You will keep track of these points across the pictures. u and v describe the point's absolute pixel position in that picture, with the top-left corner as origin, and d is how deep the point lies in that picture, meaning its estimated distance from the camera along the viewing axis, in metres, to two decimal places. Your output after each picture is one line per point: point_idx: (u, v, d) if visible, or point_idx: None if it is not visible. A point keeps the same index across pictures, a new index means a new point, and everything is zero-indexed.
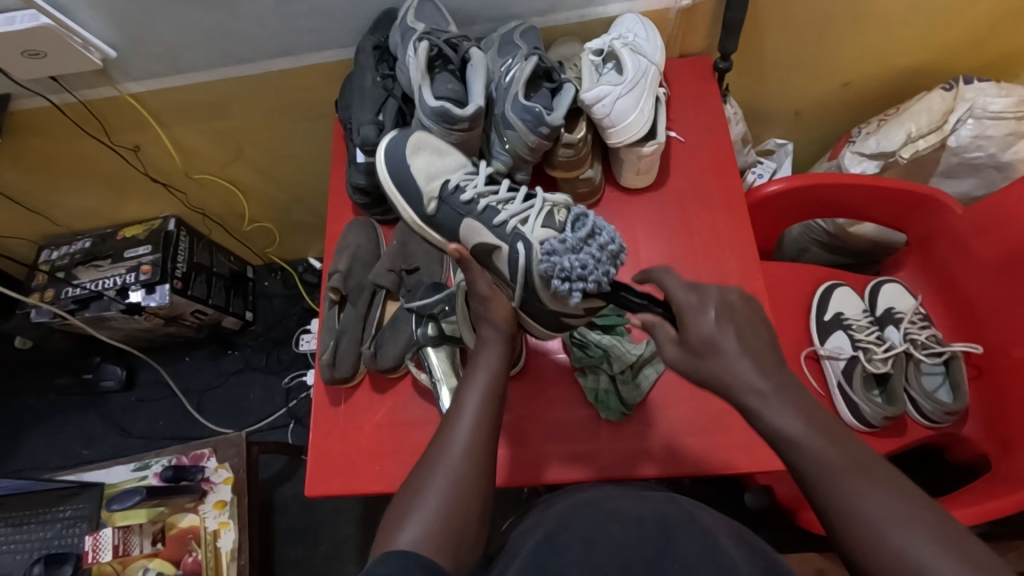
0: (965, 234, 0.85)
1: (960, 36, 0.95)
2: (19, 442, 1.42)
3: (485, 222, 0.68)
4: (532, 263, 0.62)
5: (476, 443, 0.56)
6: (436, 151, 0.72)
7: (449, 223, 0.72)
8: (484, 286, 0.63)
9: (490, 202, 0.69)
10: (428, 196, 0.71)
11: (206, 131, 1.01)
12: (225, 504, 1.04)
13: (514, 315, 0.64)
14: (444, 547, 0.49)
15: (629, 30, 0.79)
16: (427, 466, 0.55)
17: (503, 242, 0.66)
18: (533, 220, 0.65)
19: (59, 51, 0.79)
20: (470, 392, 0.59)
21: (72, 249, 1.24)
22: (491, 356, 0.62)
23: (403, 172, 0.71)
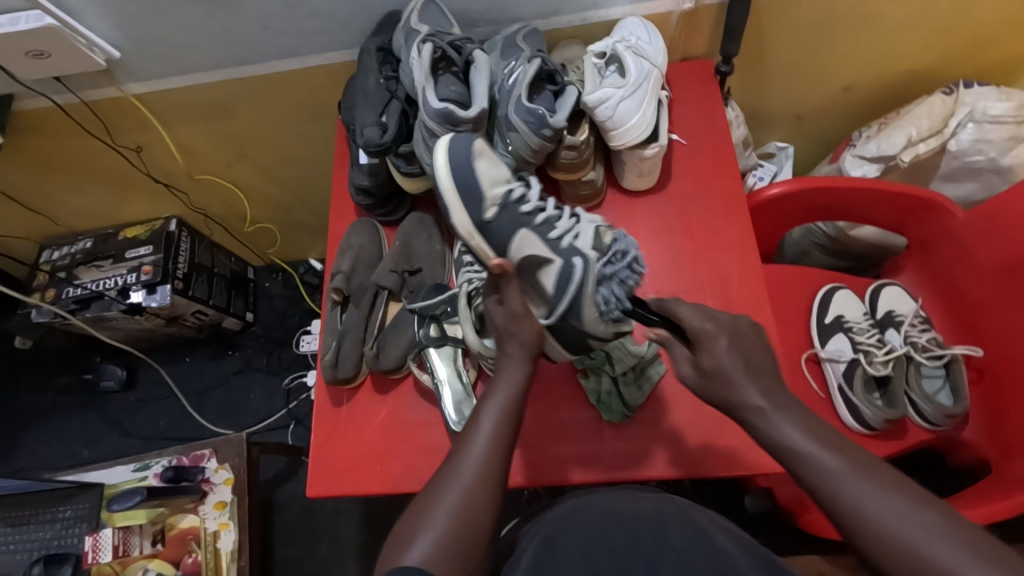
0: (965, 238, 0.85)
1: (961, 40, 0.96)
2: (19, 442, 1.42)
3: (541, 235, 0.64)
4: (586, 276, 0.60)
5: (491, 463, 0.56)
6: (494, 160, 0.67)
7: (501, 234, 0.65)
8: (519, 303, 0.61)
9: (545, 217, 0.65)
10: (487, 203, 0.64)
11: (209, 132, 1.02)
12: (225, 504, 1.04)
13: (541, 335, 0.63)
14: (452, 562, 0.51)
15: (631, 33, 0.79)
16: (440, 480, 0.56)
17: (557, 257, 0.62)
18: (586, 238, 0.64)
19: (63, 52, 0.79)
20: (488, 410, 0.59)
21: (73, 249, 1.24)
22: (513, 376, 0.61)
23: (468, 178, 0.64)
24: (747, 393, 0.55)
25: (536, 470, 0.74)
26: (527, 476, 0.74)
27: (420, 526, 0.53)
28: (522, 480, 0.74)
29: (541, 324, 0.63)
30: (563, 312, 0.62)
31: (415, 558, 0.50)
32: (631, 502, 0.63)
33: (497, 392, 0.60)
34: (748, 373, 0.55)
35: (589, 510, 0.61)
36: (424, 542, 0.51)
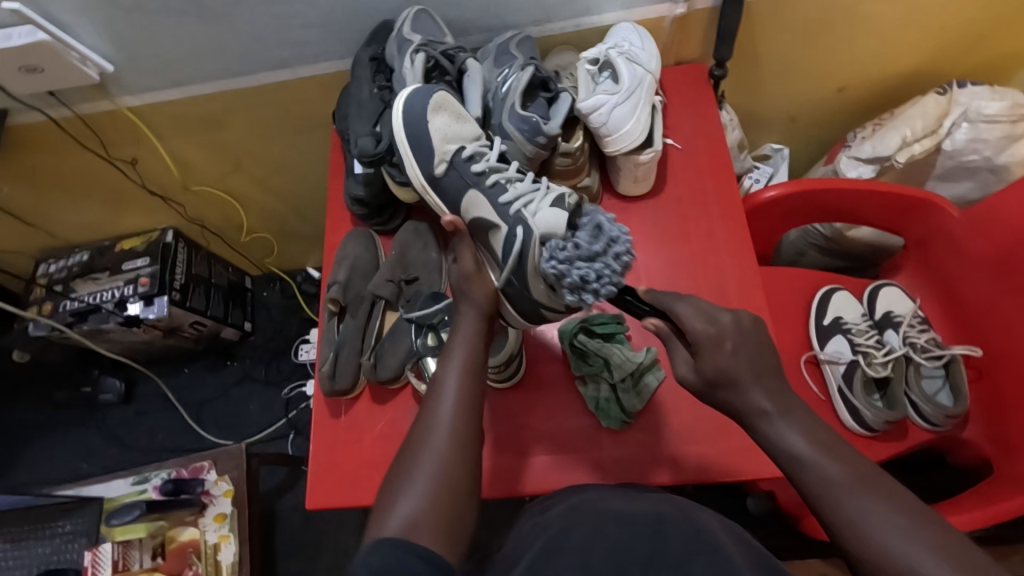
0: (962, 237, 0.85)
1: (955, 39, 0.96)
2: (18, 456, 1.41)
3: (492, 198, 0.68)
4: (529, 246, 0.62)
5: (459, 423, 0.56)
6: (457, 115, 0.71)
7: (454, 189, 0.71)
8: (472, 263, 0.64)
9: (499, 179, 0.69)
10: (438, 158, 0.70)
11: (204, 143, 1.02)
12: (225, 517, 1.04)
13: (496, 296, 0.65)
14: (438, 535, 0.50)
15: (624, 38, 0.79)
16: (414, 448, 0.56)
17: (503, 223, 0.66)
18: (537, 204, 0.65)
19: (56, 67, 0.79)
20: (448, 371, 0.59)
21: (70, 262, 1.24)
22: (469, 336, 0.62)
23: (421, 133, 0.69)
24: (748, 397, 0.56)
25: (535, 478, 0.74)
26: (526, 485, 0.74)
27: (399, 494, 0.53)
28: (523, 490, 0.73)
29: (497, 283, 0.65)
30: (509, 278, 0.64)
31: (396, 528, 0.50)
32: (631, 499, 0.61)
33: (455, 352, 0.61)
34: (745, 374, 0.56)
35: (588, 508, 0.60)
36: (404, 511, 0.51)
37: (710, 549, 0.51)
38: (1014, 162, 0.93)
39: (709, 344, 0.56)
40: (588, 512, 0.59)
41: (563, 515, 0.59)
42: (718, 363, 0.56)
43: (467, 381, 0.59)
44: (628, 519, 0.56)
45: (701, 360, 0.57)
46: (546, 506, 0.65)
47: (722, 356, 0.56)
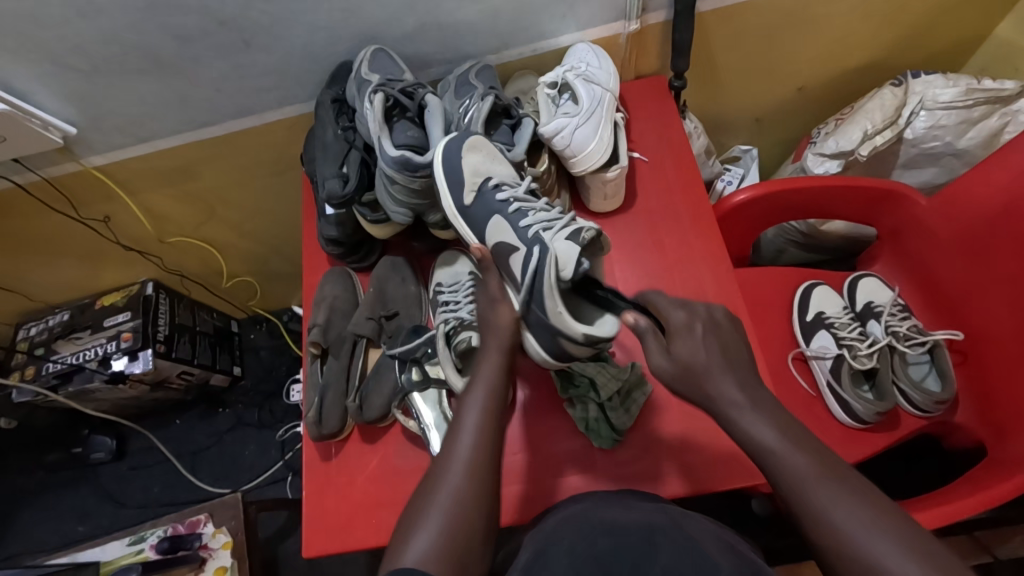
0: (932, 224, 0.87)
1: (905, 31, 0.98)
2: (12, 524, 1.38)
3: (514, 222, 0.66)
4: (542, 263, 0.59)
5: (479, 460, 0.57)
6: (490, 155, 0.70)
7: (482, 219, 0.69)
8: (497, 287, 0.65)
9: (521, 206, 0.67)
10: (468, 187, 0.68)
11: (175, 195, 1.01)
12: (225, 569, 1.01)
13: (516, 327, 0.63)
14: (450, 565, 0.50)
15: (581, 59, 0.80)
16: (431, 484, 0.57)
17: (522, 246, 0.63)
18: (557, 230, 0.63)
19: (18, 135, 0.79)
20: (469, 408, 0.60)
21: (50, 323, 1.23)
22: (492, 375, 0.62)
23: (452, 163, 0.68)
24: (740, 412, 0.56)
25: (533, 502, 0.73)
26: (527, 512, 0.73)
27: (417, 524, 0.53)
28: (528, 515, 0.72)
29: (517, 311, 0.63)
30: (527, 301, 0.61)
31: (412, 560, 0.50)
32: (620, 506, 0.60)
33: (476, 394, 0.61)
34: (719, 368, 0.58)
35: (579, 517, 0.58)
36: (420, 542, 0.52)
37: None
38: (975, 144, 0.96)
39: (683, 331, 0.59)
40: (578, 524, 0.57)
41: (553, 528, 0.58)
42: (684, 351, 0.59)
43: (489, 422, 0.59)
44: (619, 529, 0.55)
45: (673, 347, 0.59)
46: (554, 512, 0.63)
47: (693, 344, 0.59)
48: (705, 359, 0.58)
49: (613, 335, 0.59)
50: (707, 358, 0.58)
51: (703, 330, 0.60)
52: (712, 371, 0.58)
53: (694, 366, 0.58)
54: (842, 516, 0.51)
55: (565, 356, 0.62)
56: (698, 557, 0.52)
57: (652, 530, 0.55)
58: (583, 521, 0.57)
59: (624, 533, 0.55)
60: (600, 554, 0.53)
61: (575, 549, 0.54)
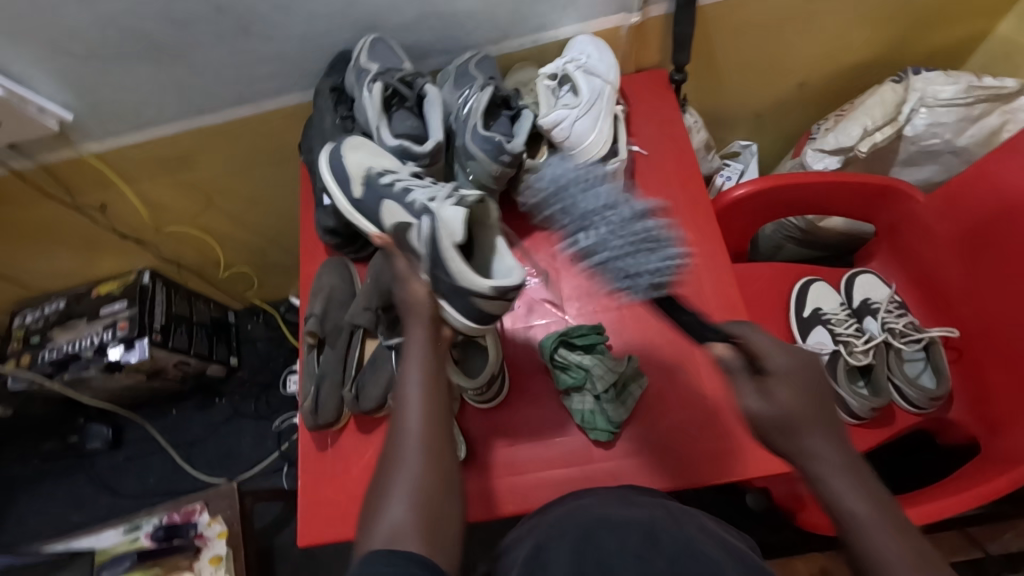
0: (929, 220, 0.87)
1: (907, 28, 0.98)
2: (7, 512, 1.38)
3: (399, 202, 0.65)
4: (436, 231, 0.57)
5: (427, 436, 0.54)
6: (372, 151, 0.72)
7: (372, 208, 0.69)
8: (406, 264, 0.60)
9: (406, 185, 0.67)
10: (354, 180, 0.70)
11: (173, 184, 1.01)
12: (220, 558, 1.01)
13: (432, 301, 0.59)
14: (423, 539, 0.49)
15: (581, 51, 0.80)
16: (386, 473, 0.53)
17: (411, 221, 0.62)
18: (441, 199, 0.62)
19: (14, 121, 0.78)
20: (410, 388, 0.56)
21: (46, 311, 1.22)
22: (422, 349, 0.58)
23: (338, 164, 0.71)
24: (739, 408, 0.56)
25: (528, 494, 0.73)
26: (522, 504, 0.73)
27: (381, 505, 0.51)
28: (523, 507, 0.73)
29: (429, 285, 0.59)
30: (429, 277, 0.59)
31: (381, 539, 0.49)
32: (619, 503, 0.60)
33: (410, 372, 0.57)
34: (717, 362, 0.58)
35: (579, 512, 0.58)
36: (387, 520, 0.50)
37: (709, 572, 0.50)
38: (974, 142, 0.96)
39: (785, 377, 0.51)
40: (579, 519, 0.57)
41: (552, 523, 0.58)
42: (783, 387, 0.51)
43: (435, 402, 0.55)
44: (619, 526, 0.55)
45: (771, 391, 0.51)
46: (551, 510, 0.63)
47: (797, 392, 0.51)
48: (797, 403, 0.50)
49: (520, 281, 0.58)
50: (802, 399, 0.51)
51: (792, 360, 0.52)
52: (808, 416, 0.50)
53: (790, 410, 0.50)
54: (871, 528, 0.48)
55: (480, 318, 0.59)
56: (692, 550, 0.52)
57: (654, 528, 0.55)
58: (581, 519, 0.57)
59: (625, 530, 0.55)
60: (599, 554, 0.52)
61: (574, 548, 0.53)
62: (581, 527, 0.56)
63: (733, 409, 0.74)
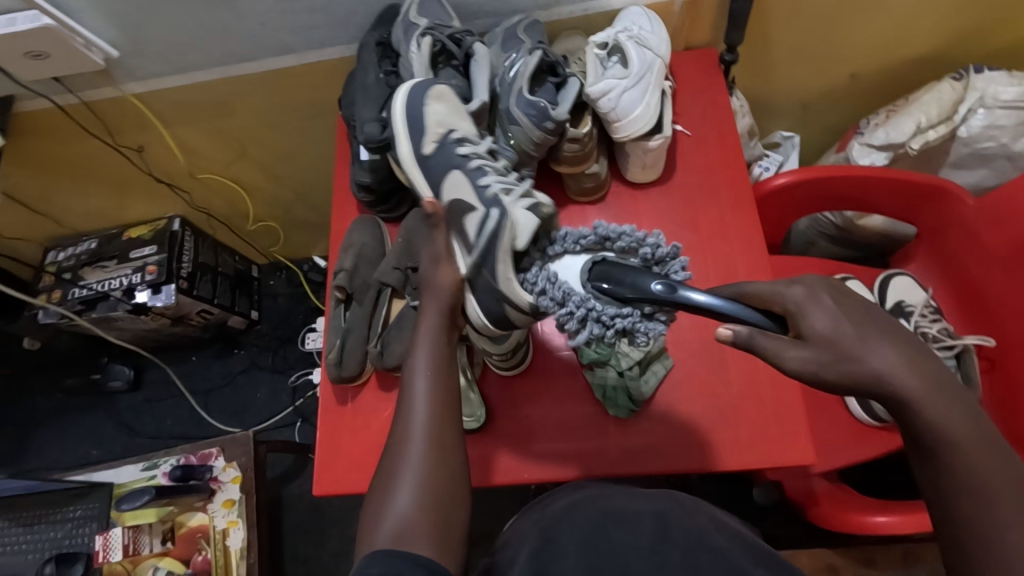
0: (975, 226, 0.84)
1: (973, 23, 0.94)
2: (29, 442, 1.42)
3: (473, 179, 0.65)
4: (503, 227, 0.58)
5: (433, 426, 0.54)
6: (454, 108, 0.70)
7: (437, 170, 0.68)
8: (443, 244, 0.60)
9: (483, 164, 0.67)
10: (428, 137, 0.68)
11: (209, 131, 1.01)
12: (233, 502, 1.04)
13: (459, 288, 0.59)
14: (431, 541, 0.49)
15: (634, 22, 0.78)
16: (391, 464, 0.54)
17: (479, 205, 0.62)
18: (516, 196, 0.62)
19: (62, 53, 0.79)
20: (417, 377, 0.57)
21: (78, 250, 1.24)
22: (434, 334, 0.59)
23: (416, 113, 0.68)
24: None
25: (540, 465, 0.74)
26: (534, 473, 0.74)
27: (389, 500, 0.52)
28: (536, 475, 0.73)
29: (461, 273, 0.59)
30: (477, 264, 0.58)
31: (387, 541, 0.49)
32: (631, 494, 0.59)
33: (418, 363, 0.57)
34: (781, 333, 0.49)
35: (590, 503, 0.58)
36: (394, 520, 0.50)
37: (723, 556, 0.49)
38: None
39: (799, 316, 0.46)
40: (591, 509, 0.56)
41: (562, 514, 0.57)
42: (824, 327, 0.45)
43: (441, 390, 0.56)
44: (629, 517, 0.54)
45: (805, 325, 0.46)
46: (558, 496, 0.63)
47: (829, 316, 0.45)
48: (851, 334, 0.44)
49: (559, 310, 0.60)
50: (858, 346, 0.44)
51: (834, 302, 0.46)
52: (876, 358, 0.44)
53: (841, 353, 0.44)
54: (990, 496, 0.42)
55: (505, 323, 0.61)
56: (702, 534, 0.52)
57: (664, 514, 0.55)
58: (590, 512, 0.56)
59: (636, 522, 0.53)
60: (611, 545, 0.51)
61: (585, 541, 0.52)
62: (590, 519, 0.55)
63: (755, 399, 0.73)
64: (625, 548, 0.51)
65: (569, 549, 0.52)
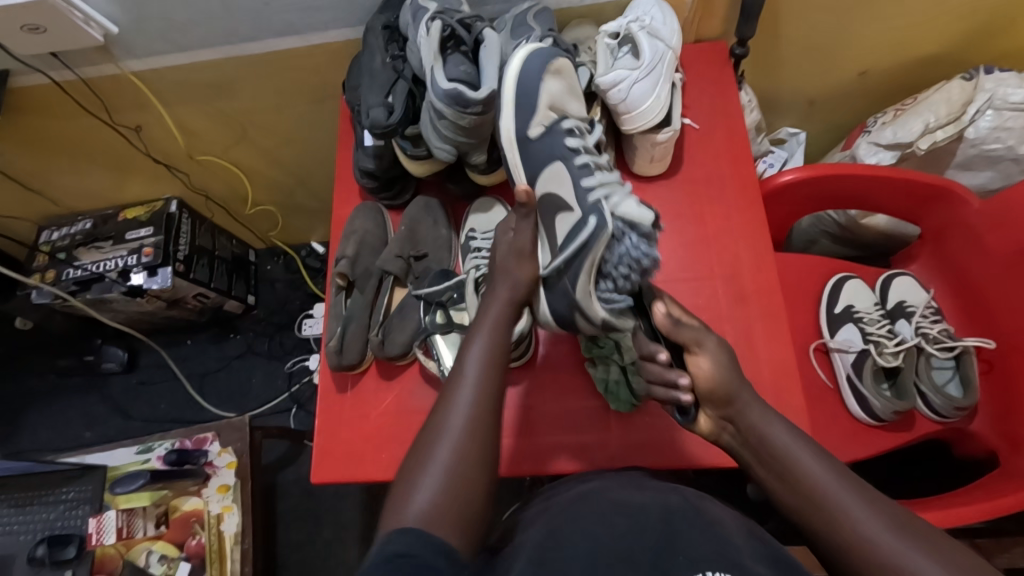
0: (979, 227, 0.84)
1: (985, 24, 0.93)
2: (21, 422, 1.41)
3: (574, 177, 0.63)
4: (596, 239, 0.57)
5: (479, 409, 0.55)
6: (569, 88, 0.69)
7: (542, 155, 0.66)
8: (529, 239, 0.65)
9: (591, 160, 0.64)
10: (540, 117, 0.66)
11: (209, 112, 1.00)
12: (228, 488, 1.03)
13: (532, 286, 0.64)
14: (452, 521, 0.50)
15: (645, 13, 0.76)
16: (430, 438, 0.55)
17: (579, 208, 0.61)
18: (620, 199, 0.60)
19: (60, 28, 0.77)
20: (469, 361, 0.59)
21: (72, 230, 1.22)
22: (494, 325, 0.61)
23: (532, 90, 0.65)
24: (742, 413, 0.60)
25: (539, 457, 0.74)
26: (533, 465, 0.74)
27: (418, 480, 0.52)
28: (532, 468, 0.73)
29: (539, 270, 0.64)
30: (559, 268, 0.61)
31: (416, 519, 0.49)
32: (635, 486, 0.59)
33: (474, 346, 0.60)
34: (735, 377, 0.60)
35: (595, 496, 0.58)
36: (423, 498, 0.50)
37: (726, 548, 0.49)
38: None
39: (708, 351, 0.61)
40: (597, 503, 0.56)
41: (566, 505, 0.57)
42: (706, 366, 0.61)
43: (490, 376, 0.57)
44: (633, 509, 0.54)
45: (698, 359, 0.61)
46: (562, 487, 0.63)
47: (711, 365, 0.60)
48: (728, 374, 0.60)
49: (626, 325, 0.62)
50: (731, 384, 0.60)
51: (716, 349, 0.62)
52: (741, 397, 0.60)
53: (718, 389, 0.60)
54: (838, 495, 0.53)
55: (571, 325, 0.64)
56: (704, 527, 0.52)
57: (667, 508, 0.54)
58: (594, 504, 0.56)
59: (640, 515, 0.53)
60: (615, 536, 0.51)
61: (589, 531, 0.52)
62: (595, 512, 0.54)
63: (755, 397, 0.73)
64: (630, 540, 0.50)
65: (573, 541, 0.51)
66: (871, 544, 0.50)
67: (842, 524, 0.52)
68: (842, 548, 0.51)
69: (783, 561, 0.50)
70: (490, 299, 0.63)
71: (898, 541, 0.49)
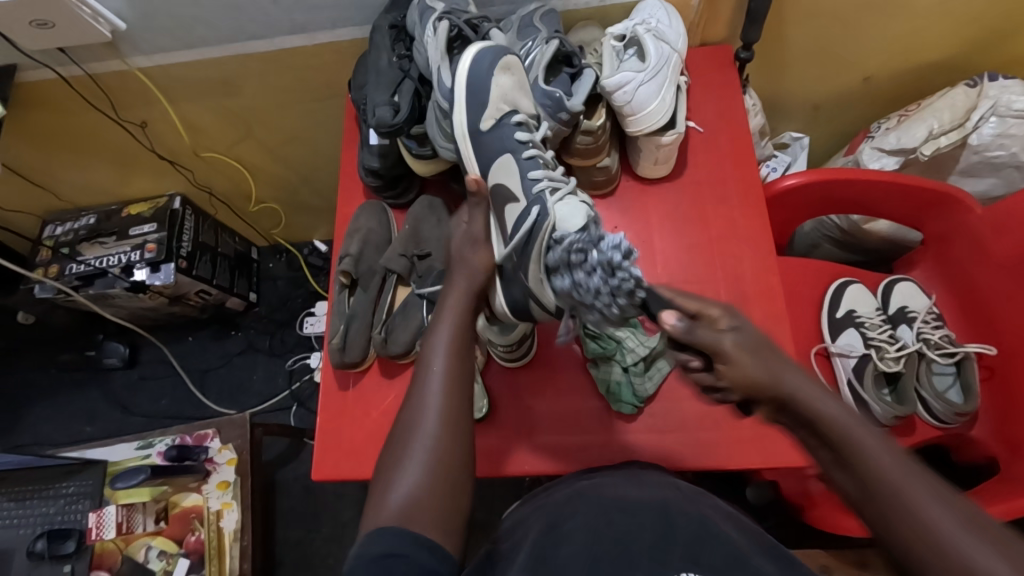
0: (982, 234, 0.84)
1: (989, 31, 0.93)
2: (22, 416, 1.41)
3: (523, 169, 0.64)
4: (540, 226, 0.59)
5: (449, 401, 0.55)
6: (519, 83, 0.68)
7: (491, 149, 0.66)
8: (481, 227, 0.66)
9: (536, 155, 0.65)
10: (489, 112, 0.66)
11: (214, 108, 1.00)
12: (228, 484, 1.03)
13: (490, 272, 0.65)
14: (435, 519, 0.50)
15: (651, 15, 0.77)
16: (405, 433, 0.55)
17: (524, 198, 0.63)
18: (560, 195, 0.63)
19: (67, 24, 0.77)
20: (436, 352, 0.59)
21: (76, 225, 1.22)
22: (458, 313, 0.62)
23: (481, 85, 0.65)
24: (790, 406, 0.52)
25: (538, 456, 0.74)
26: (532, 465, 0.74)
27: (395, 478, 0.52)
28: (532, 468, 0.74)
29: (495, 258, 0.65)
30: (510, 255, 0.62)
31: (393, 517, 0.49)
32: (635, 484, 0.59)
33: (439, 336, 0.60)
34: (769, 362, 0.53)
35: (593, 493, 0.58)
36: (399, 495, 0.50)
37: (726, 547, 0.49)
38: None
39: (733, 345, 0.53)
40: (592, 501, 0.56)
41: (566, 502, 0.57)
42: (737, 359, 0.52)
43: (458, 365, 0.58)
44: (633, 506, 0.54)
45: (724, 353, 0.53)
46: (561, 484, 0.63)
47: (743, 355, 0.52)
48: (763, 369, 0.52)
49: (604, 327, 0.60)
50: (768, 374, 0.52)
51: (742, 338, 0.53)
52: (785, 390, 0.52)
53: (756, 385, 0.52)
54: (906, 486, 0.46)
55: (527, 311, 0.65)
56: (703, 526, 0.52)
57: (667, 507, 0.54)
58: (593, 501, 0.56)
59: (640, 513, 0.53)
60: (615, 533, 0.51)
61: (589, 529, 0.52)
62: (595, 509, 0.55)
63: None
64: (629, 537, 0.50)
65: (573, 538, 0.51)
66: (942, 542, 0.43)
67: (912, 518, 0.45)
68: (905, 545, 0.45)
69: (783, 559, 0.50)
70: (449, 289, 0.64)
71: (974, 540, 0.42)
